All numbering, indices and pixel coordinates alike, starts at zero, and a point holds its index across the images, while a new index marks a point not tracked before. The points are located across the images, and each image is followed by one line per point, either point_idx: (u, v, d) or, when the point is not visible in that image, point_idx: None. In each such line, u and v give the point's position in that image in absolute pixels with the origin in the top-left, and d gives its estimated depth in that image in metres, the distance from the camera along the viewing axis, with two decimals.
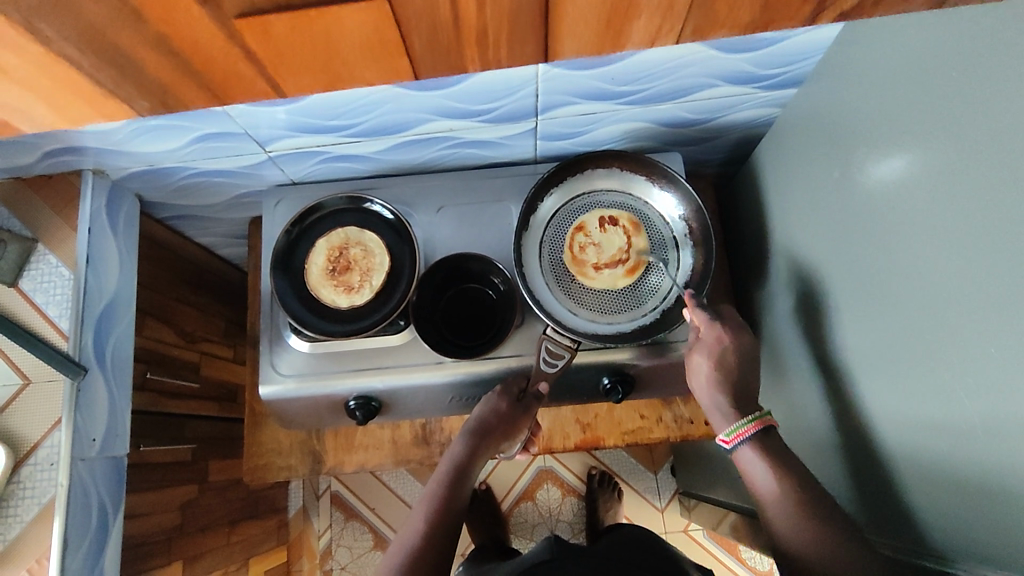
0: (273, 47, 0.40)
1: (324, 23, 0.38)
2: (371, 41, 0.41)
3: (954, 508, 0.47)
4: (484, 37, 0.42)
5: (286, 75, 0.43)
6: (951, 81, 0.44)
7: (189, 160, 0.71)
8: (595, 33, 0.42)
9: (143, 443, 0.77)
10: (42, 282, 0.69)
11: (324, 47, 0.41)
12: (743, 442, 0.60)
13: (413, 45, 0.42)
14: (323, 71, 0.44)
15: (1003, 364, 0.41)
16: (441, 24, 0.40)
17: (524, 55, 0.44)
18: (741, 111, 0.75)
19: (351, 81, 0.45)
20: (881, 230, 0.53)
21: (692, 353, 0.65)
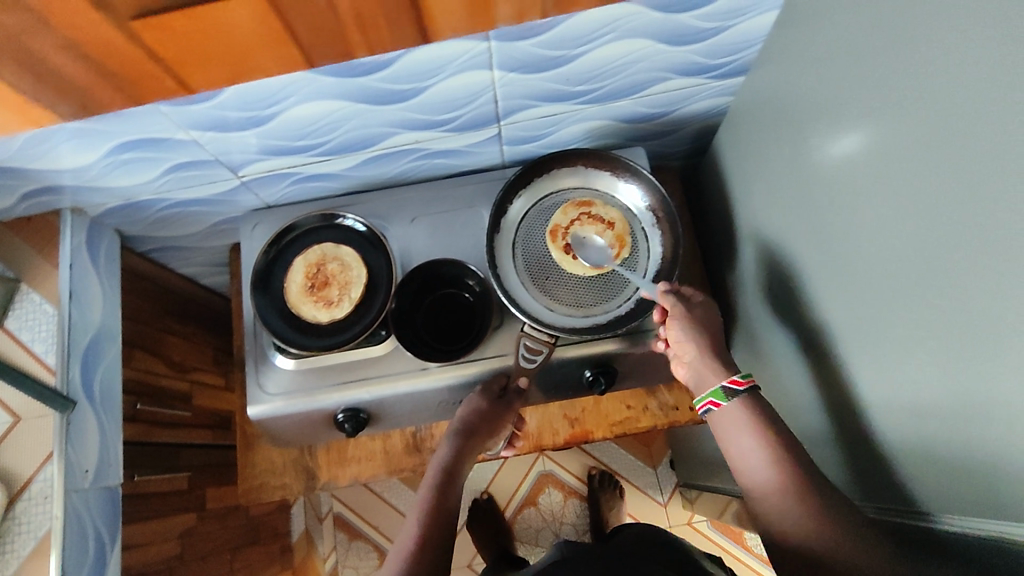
0: (179, 44, 0.45)
1: (218, 18, 0.44)
2: (265, 34, 0.46)
3: (917, 462, 0.49)
4: (360, 23, 0.47)
5: (195, 75, 0.49)
6: (886, 51, 0.46)
7: (165, 191, 0.73)
8: (465, 11, 0.48)
9: (137, 473, 0.77)
10: (27, 320, 0.70)
11: (227, 44, 0.46)
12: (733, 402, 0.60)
13: (296, 32, 0.47)
14: (230, 64, 0.49)
15: (942, 315, 0.43)
16: (319, 9, 0.45)
17: (405, 37, 0.50)
18: (698, 102, 0.77)
19: (256, 72, 0.50)
20: (838, 201, 0.55)
21: (673, 316, 0.66)
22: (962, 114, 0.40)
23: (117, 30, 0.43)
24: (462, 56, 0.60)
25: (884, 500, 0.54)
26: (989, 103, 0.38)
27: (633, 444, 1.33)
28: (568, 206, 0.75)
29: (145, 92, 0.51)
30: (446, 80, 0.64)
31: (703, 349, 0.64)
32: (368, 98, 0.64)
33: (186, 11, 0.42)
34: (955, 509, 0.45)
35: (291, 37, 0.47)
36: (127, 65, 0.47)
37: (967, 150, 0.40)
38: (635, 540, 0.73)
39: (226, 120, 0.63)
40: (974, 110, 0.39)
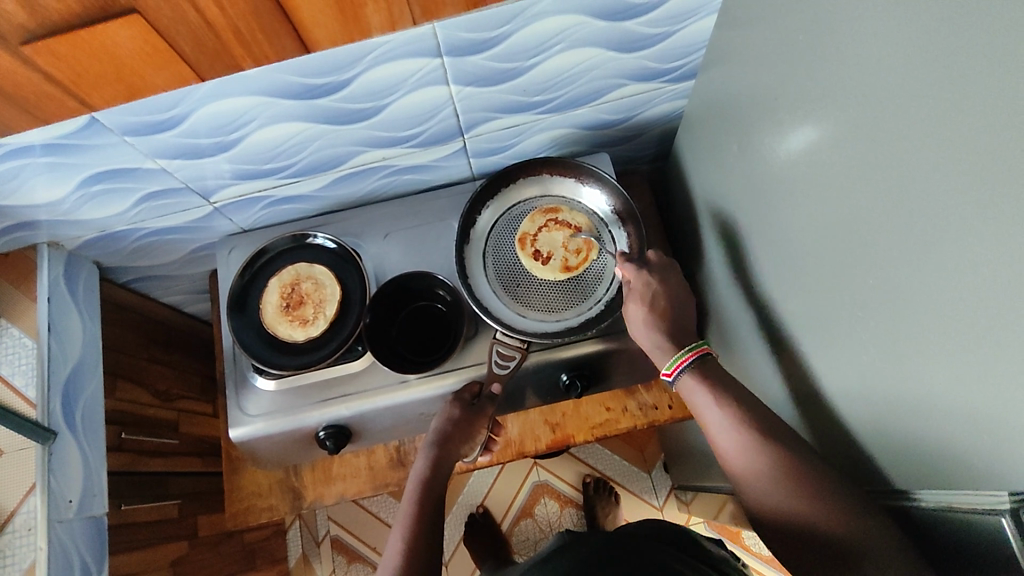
0: (69, 67, 0.47)
1: (98, 39, 0.45)
2: (148, 51, 0.47)
3: (874, 443, 0.49)
4: (241, 36, 0.48)
5: (91, 92, 0.50)
6: (817, 43, 0.48)
7: (139, 221, 0.75)
8: (340, 21, 0.49)
9: (124, 502, 0.78)
10: (7, 355, 0.71)
11: (112, 64, 0.47)
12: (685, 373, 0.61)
13: (181, 48, 0.47)
14: (122, 84, 0.50)
15: (879, 294, 0.45)
16: (194, 24, 0.46)
17: (289, 48, 0.51)
18: (657, 105, 0.79)
19: (151, 91, 0.51)
20: (787, 193, 0.56)
21: (627, 301, 0.67)
22: (884, 98, 0.41)
23: (9, 56, 0.45)
24: (416, 74, 0.62)
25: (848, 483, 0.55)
26: (904, 86, 0.39)
27: (627, 449, 1.33)
28: (535, 212, 0.76)
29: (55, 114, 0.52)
30: (403, 98, 0.65)
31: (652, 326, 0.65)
32: (329, 119, 0.66)
33: (64, 36, 0.44)
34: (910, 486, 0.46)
35: (176, 54, 0.48)
36: (30, 90, 0.48)
37: (891, 132, 0.41)
38: (644, 526, 0.73)
39: (198, 147, 0.65)
40: (894, 94, 0.40)
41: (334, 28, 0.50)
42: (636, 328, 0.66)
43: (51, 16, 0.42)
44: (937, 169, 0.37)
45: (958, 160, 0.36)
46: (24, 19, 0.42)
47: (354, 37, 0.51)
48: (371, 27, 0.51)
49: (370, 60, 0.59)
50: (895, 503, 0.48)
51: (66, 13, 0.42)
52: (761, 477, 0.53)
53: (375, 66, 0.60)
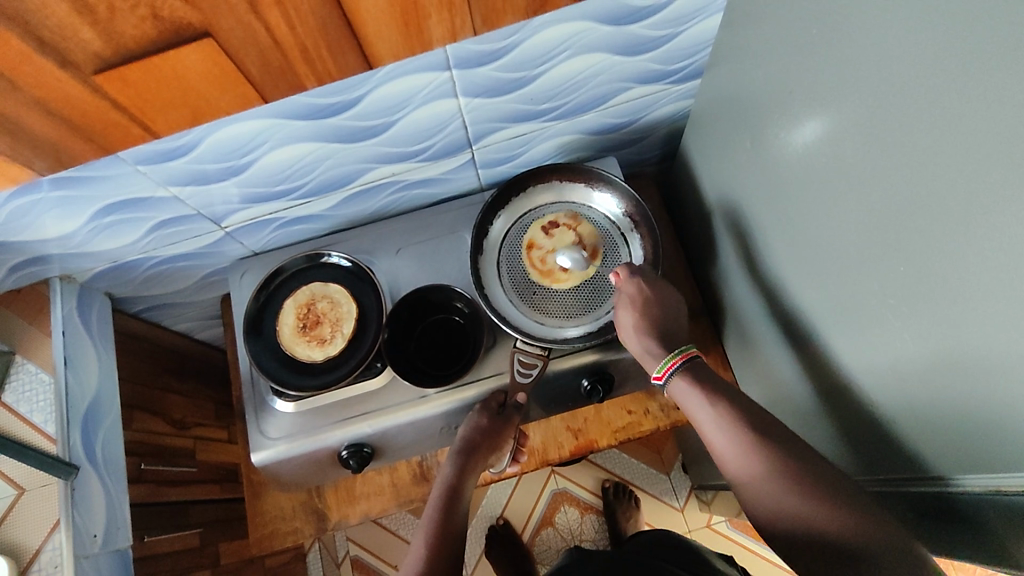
0: (136, 93, 0.48)
1: (168, 64, 0.46)
2: (215, 74, 0.48)
3: (904, 431, 0.49)
4: (306, 53, 0.49)
5: (154, 116, 0.51)
6: (828, 39, 0.49)
7: (151, 249, 0.75)
8: (400, 35, 0.51)
9: (147, 533, 0.77)
10: (24, 392, 0.70)
11: (179, 88, 0.49)
12: (673, 374, 0.61)
13: (249, 70, 0.49)
14: (186, 107, 0.51)
15: (910, 281, 0.45)
16: (263, 43, 0.47)
17: (352, 64, 0.52)
18: (662, 107, 0.80)
19: (213, 112, 0.53)
20: (803, 188, 0.57)
21: (618, 308, 0.67)
22: (906, 86, 0.42)
23: (80, 84, 0.45)
24: (426, 87, 0.63)
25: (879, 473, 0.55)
26: (923, 75, 0.40)
27: (644, 452, 1.33)
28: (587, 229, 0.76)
29: (115, 141, 0.53)
30: (414, 112, 0.66)
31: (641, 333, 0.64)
32: (340, 138, 0.66)
33: (136, 63, 0.45)
34: (944, 472, 0.46)
35: (243, 75, 0.49)
36: (95, 117, 0.49)
37: (913, 122, 0.41)
38: (643, 545, 0.73)
39: (205, 173, 0.64)
40: (913, 82, 0.41)
41: (394, 42, 0.52)
42: (626, 332, 0.66)
43: (126, 43, 0.43)
44: (963, 154, 0.38)
45: (989, 146, 0.36)
46: (99, 46, 0.43)
47: (412, 49, 0.54)
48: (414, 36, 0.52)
49: (378, 77, 0.59)
50: (936, 489, 0.47)
51: (142, 40, 0.43)
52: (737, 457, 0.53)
53: (386, 84, 0.60)
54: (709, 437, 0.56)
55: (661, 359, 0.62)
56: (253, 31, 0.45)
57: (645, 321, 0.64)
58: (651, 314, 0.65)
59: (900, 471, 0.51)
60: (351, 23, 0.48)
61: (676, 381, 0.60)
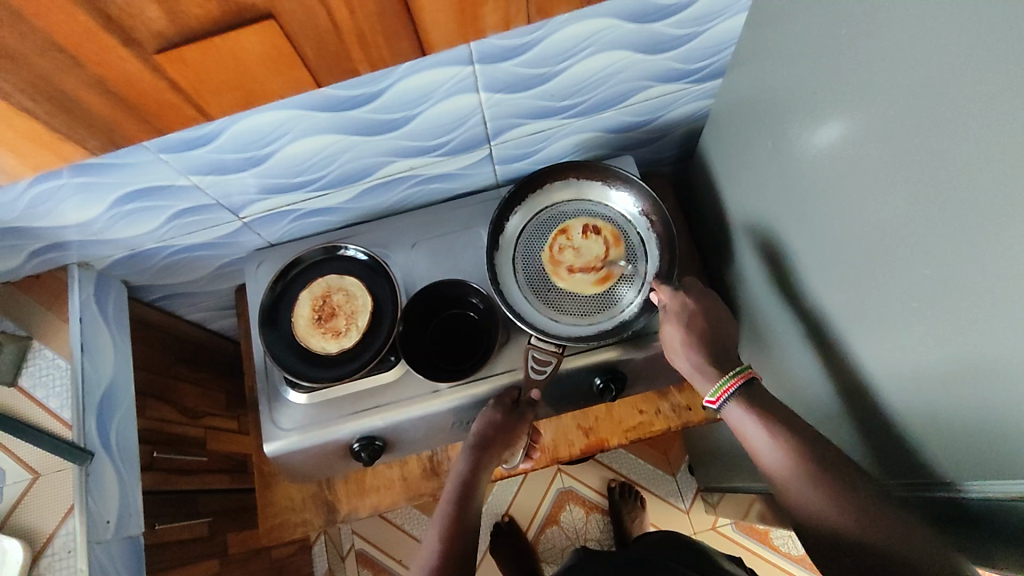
0: (194, 74, 0.49)
1: (228, 44, 0.47)
2: (270, 56, 0.50)
3: (922, 435, 0.49)
4: (362, 38, 0.50)
5: (208, 97, 0.52)
6: (854, 39, 0.48)
7: (168, 238, 0.75)
8: (455, 23, 0.53)
9: (158, 521, 0.77)
10: (41, 377, 0.70)
11: (236, 70, 0.50)
12: (728, 399, 0.59)
13: (305, 53, 0.50)
14: (241, 88, 0.52)
15: (937, 286, 0.44)
16: (322, 27, 0.48)
17: (404, 50, 0.54)
18: (680, 107, 0.80)
19: (265, 94, 0.54)
20: (824, 189, 0.56)
21: (664, 324, 0.67)
22: (934, 88, 0.41)
23: (140, 62, 0.46)
24: (448, 81, 0.63)
25: (897, 477, 0.54)
26: (954, 77, 0.40)
27: (650, 453, 1.33)
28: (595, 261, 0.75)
29: (167, 122, 0.54)
30: (435, 106, 0.66)
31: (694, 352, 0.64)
32: (359, 131, 0.66)
33: (199, 42, 0.46)
34: (958, 477, 0.46)
35: (298, 57, 0.50)
36: (148, 97, 0.50)
37: (940, 124, 0.41)
38: (651, 545, 0.72)
39: (223, 163, 0.65)
40: (941, 85, 0.41)
41: (449, 29, 0.53)
42: (675, 351, 0.66)
43: (190, 23, 0.44)
44: (994, 155, 0.37)
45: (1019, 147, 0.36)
46: (162, 25, 0.44)
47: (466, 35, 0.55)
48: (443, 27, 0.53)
49: (402, 70, 0.59)
50: (955, 497, 0.47)
51: (206, 21, 0.44)
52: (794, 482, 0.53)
53: (407, 78, 0.60)
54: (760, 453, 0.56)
55: (717, 382, 0.61)
56: (314, 16, 0.47)
57: (692, 335, 0.64)
58: (698, 329, 0.65)
59: (919, 476, 0.51)
60: (410, 11, 0.49)
61: (732, 406, 0.59)
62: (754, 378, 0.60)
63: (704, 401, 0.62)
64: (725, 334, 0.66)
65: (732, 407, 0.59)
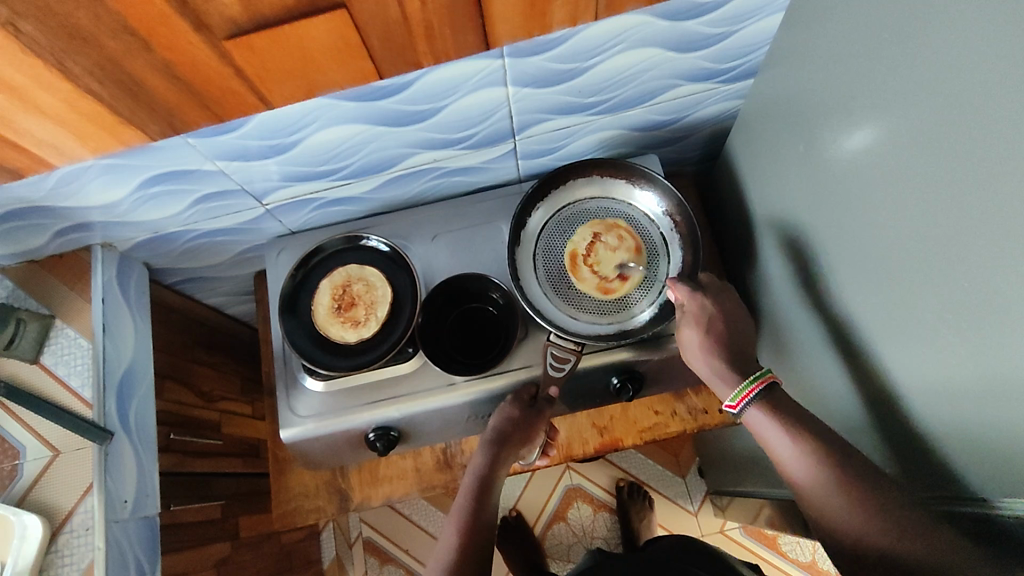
0: (261, 62, 0.51)
1: (298, 33, 0.48)
2: (338, 48, 0.51)
3: (949, 447, 0.48)
4: (429, 31, 0.52)
5: (271, 85, 0.54)
6: (892, 42, 0.47)
7: (191, 222, 0.75)
8: (520, 17, 0.54)
9: (173, 501, 0.78)
10: (62, 355, 0.71)
11: (302, 59, 0.52)
12: (750, 404, 0.59)
13: (371, 45, 0.52)
14: (302, 78, 0.54)
15: (970, 296, 0.43)
16: (392, 21, 0.50)
17: (467, 43, 0.56)
18: (708, 107, 0.79)
19: (325, 85, 0.56)
20: (856, 195, 0.55)
21: (682, 327, 0.66)
22: (977, 96, 0.40)
23: (208, 48, 0.48)
24: (475, 75, 0.62)
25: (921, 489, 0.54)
26: (999, 84, 0.39)
27: (661, 454, 1.32)
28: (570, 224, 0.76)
29: (226, 109, 0.56)
30: (461, 99, 0.65)
31: (710, 353, 0.64)
32: (385, 121, 0.66)
33: (269, 29, 0.47)
34: (990, 491, 0.45)
35: (364, 50, 0.52)
36: (212, 83, 0.52)
37: (977, 131, 0.40)
38: (661, 550, 0.72)
39: (247, 149, 0.65)
40: (986, 92, 0.40)
41: (513, 23, 0.55)
42: (693, 355, 0.65)
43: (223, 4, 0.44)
44: None
45: None
46: (237, 12, 0.45)
47: (528, 29, 0.56)
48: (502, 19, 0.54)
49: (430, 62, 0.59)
50: (986, 512, 0.45)
51: (280, 10, 0.46)
52: (831, 499, 0.51)
53: (437, 69, 0.60)
54: (788, 467, 0.55)
55: (736, 387, 0.60)
56: (387, 9, 0.48)
57: (711, 341, 0.64)
58: (719, 336, 0.64)
59: (945, 489, 0.50)
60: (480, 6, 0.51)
61: (753, 411, 0.59)
62: (773, 381, 0.59)
63: (724, 407, 0.61)
64: (743, 336, 0.65)
65: (755, 414, 0.58)
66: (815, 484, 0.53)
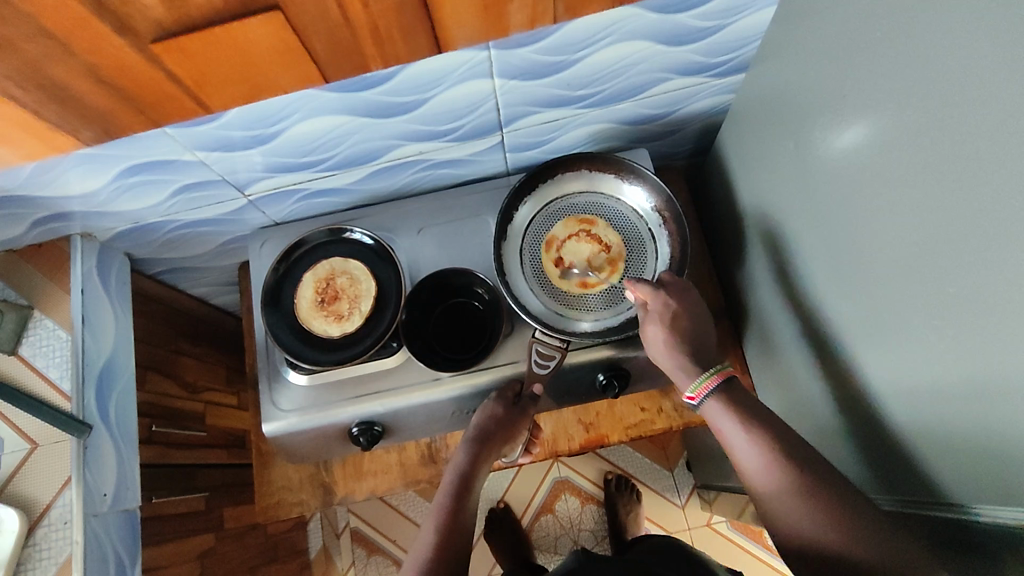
0: (196, 66, 0.49)
1: (233, 35, 0.47)
2: (279, 50, 0.50)
3: (927, 454, 0.48)
4: (377, 33, 0.51)
5: (210, 91, 0.53)
6: (883, 41, 0.46)
7: (173, 213, 0.74)
8: (478, 18, 0.53)
9: (155, 494, 0.77)
10: (41, 347, 0.70)
11: (242, 62, 0.50)
12: (709, 394, 0.59)
13: (315, 48, 0.50)
14: (245, 82, 0.53)
15: (958, 305, 0.42)
16: (334, 22, 0.48)
17: (420, 46, 0.54)
18: (699, 101, 0.78)
19: (271, 88, 0.54)
20: (842, 195, 0.55)
21: (645, 322, 0.64)
22: (965, 99, 0.39)
23: (137, 53, 0.47)
24: (460, 66, 0.61)
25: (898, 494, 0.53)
26: (987, 89, 0.38)
27: (649, 447, 1.33)
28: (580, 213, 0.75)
29: (164, 113, 0.55)
30: (447, 91, 0.64)
31: (675, 350, 0.62)
32: (369, 112, 0.64)
33: (200, 32, 0.46)
34: (960, 499, 0.45)
35: (307, 52, 0.51)
36: (148, 87, 0.51)
37: (965, 137, 0.40)
38: (643, 553, 0.71)
39: (230, 140, 0.63)
40: (974, 96, 0.39)
41: (471, 25, 0.54)
42: (654, 349, 0.64)
43: None
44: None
45: None
46: (161, 14, 0.44)
47: (487, 32, 0.55)
48: (456, 20, 0.53)
49: None
50: (959, 519, 0.45)
51: (207, 11, 0.44)
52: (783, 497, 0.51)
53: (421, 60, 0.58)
54: (741, 459, 0.55)
55: (696, 379, 0.61)
56: (327, 9, 0.47)
57: (675, 337, 0.62)
58: (682, 332, 0.63)
59: (919, 496, 0.50)
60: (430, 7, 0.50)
61: (710, 403, 0.59)
62: (734, 378, 0.60)
63: (684, 399, 0.61)
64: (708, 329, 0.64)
65: (713, 402, 0.59)
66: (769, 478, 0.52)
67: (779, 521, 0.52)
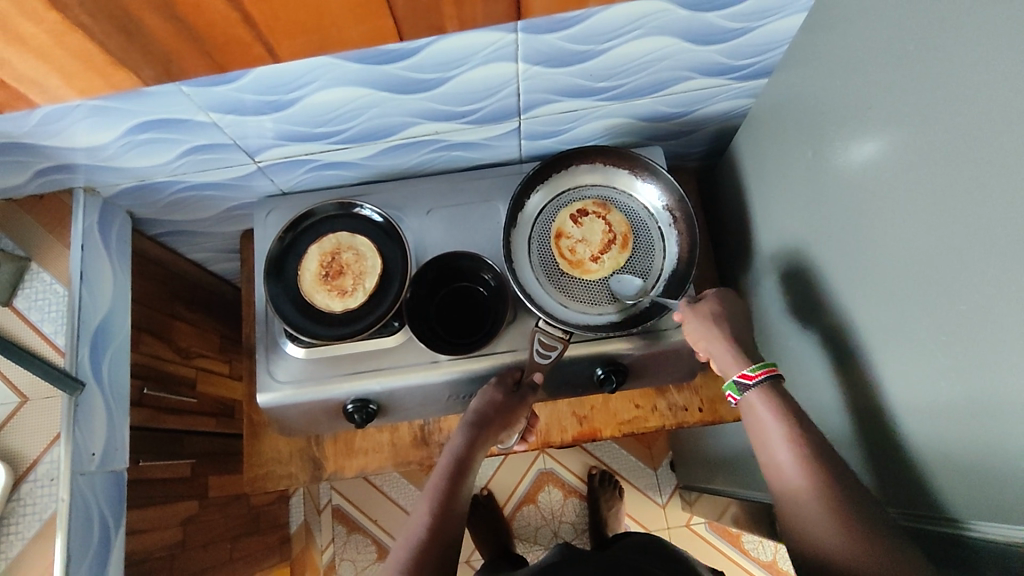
0: (275, 11, 0.48)
1: None
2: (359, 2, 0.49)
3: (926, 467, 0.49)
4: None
5: (282, 38, 0.52)
6: (909, 56, 0.46)
7: (180, 173, 0.73)
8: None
9: (143, 457, 0.76)
10: (37, 300, 0.69)
11: (319, 11, 0.49)
12: (758, 384, 0.60)
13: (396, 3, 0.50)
14: (317, 32, 0.52)
15: (968, 322, 0.43)
16: None
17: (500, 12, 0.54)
18: (718, 103, 0.78)
19: (338, 41, 0.54)
20: (857, 208, 0.55)
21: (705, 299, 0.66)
22: (987, 121, 0.40)
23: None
24: (485, 48, 0.60)
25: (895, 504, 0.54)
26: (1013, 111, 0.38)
27: (634, 445, 1.33)
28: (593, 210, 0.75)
29: (229, 58, 0.53)
30: (469, 71, 0.63)
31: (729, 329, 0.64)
32: (391, 87, 0.63)
33: None
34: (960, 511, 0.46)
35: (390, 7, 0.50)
36: (220, 30, 0.49)
37: (986, 157, 0.40)
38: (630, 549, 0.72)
39: (244, 104, 0.62)
40: (998, 118, 0.39)
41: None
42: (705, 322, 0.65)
43: None
44: None
45: None
46: None
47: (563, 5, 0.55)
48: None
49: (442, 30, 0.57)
50: (961, 533, 0.46)
51: None
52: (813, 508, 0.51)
53: (447, 38, 0.58)
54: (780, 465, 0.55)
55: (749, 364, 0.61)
56: None
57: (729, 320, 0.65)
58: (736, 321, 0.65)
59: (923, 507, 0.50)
60: None
61: (752, 394, 0.60)
62: (778, 375, 0.60)
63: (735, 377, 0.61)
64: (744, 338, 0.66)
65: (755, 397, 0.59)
66: (801, 488, 0.53)
67: (804, 535, 0.52)
